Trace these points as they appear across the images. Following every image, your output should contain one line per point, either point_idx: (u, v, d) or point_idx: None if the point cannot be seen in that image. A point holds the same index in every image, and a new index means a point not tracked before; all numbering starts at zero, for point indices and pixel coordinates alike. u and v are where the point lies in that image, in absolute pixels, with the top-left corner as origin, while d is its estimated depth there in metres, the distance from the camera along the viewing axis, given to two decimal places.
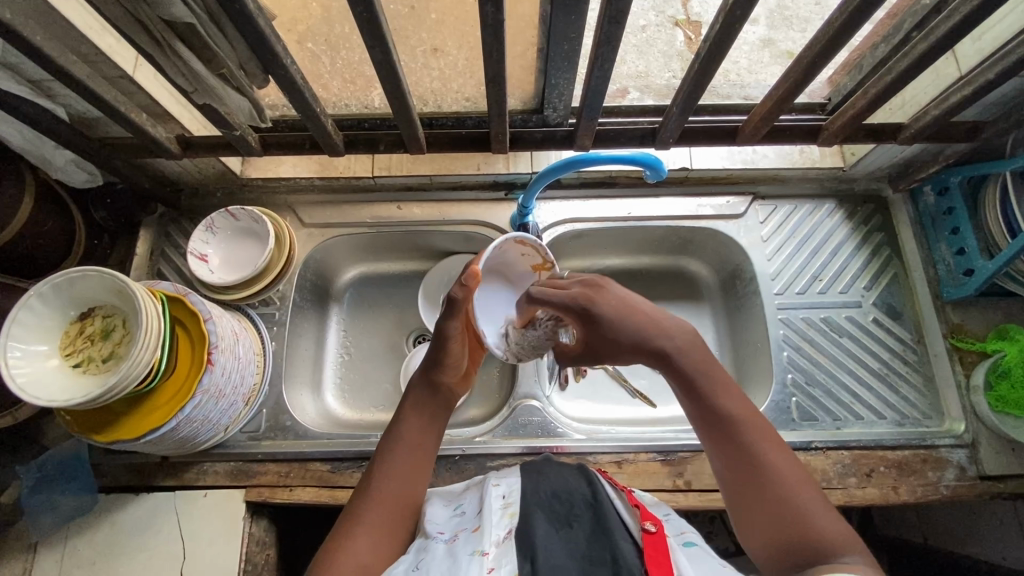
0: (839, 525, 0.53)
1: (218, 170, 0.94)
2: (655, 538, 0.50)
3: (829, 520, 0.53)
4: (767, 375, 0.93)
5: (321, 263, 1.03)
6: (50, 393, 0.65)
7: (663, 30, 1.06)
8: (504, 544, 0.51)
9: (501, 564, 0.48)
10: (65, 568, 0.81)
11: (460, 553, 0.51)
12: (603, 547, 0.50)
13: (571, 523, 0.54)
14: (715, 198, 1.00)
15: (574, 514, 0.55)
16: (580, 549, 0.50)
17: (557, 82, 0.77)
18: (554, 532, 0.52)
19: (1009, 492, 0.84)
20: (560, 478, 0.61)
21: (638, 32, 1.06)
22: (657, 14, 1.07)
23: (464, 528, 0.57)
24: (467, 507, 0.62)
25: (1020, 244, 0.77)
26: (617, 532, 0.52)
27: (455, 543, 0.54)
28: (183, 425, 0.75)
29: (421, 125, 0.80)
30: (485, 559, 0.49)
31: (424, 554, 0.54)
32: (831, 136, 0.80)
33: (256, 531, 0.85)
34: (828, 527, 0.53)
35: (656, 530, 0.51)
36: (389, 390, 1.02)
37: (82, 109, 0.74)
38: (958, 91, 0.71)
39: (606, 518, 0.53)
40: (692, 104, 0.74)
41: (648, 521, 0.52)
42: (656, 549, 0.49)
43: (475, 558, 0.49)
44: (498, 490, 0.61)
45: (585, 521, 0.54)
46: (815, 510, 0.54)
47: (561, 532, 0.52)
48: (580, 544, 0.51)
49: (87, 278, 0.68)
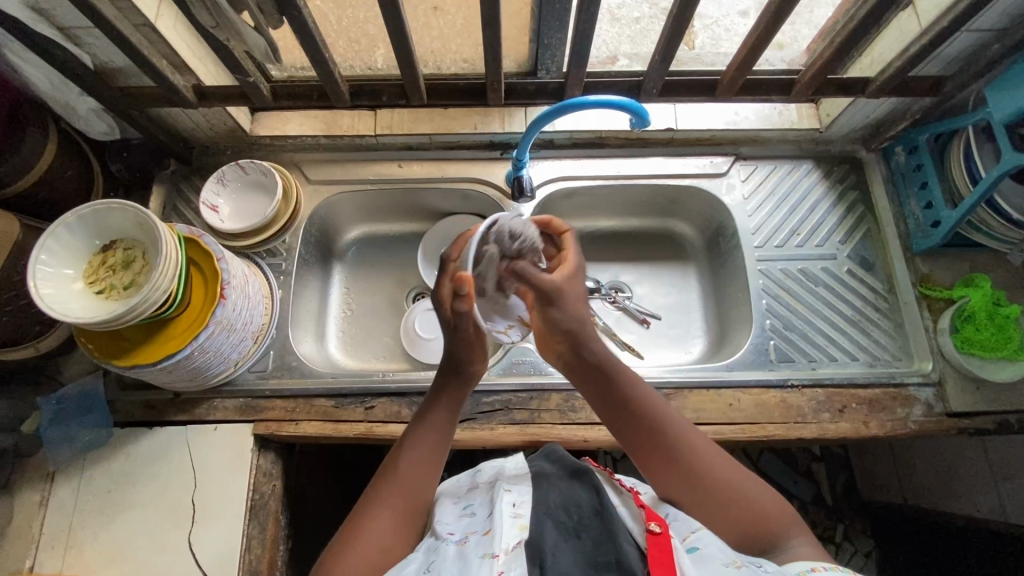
0: (780, 505, 0.63)
1: (228, 127, 1.00)
2: (659, 539, 0.53)
3: (769, 502, 0.63)
4: (748, 321, 0.98)
5: (327, 221, 1.07)
6: (75, 311, 0.71)
7: (657, 21, 1.03)
8: (514, 550, 0.54)
9: (511, 568, 0.52)
10: (83, 495, 0.86)
11: (471, 555, 0.55)
12: (609, 551, 0.53)
13: (579, 533, 0.57)
14: (699, 158, 1.06)
15: (583, 524, 0.58)
16: (588, 555, 0.54)
17: (549, 42, 0.85)
18: (563, 542, 0.55)
19: (975, 427, 0.89)
20: (568, 489, 0.64)
21: (631, 23, 1.04)
22: (651, 6, 1.04)
23: (474, 531, 0.60)
24: (476, 508, 0.66)
25: (980, 191, 0.82)
26: (625, 539, 0.55)
27: (466, 545, 0.58)
28: (197, 355, 0.80)
29: (421, 72, 0.86)
30: (494, 562, 0.53)
31: (436, 555, 0.58)
32: (804, 88, 0.89)
33: (263, 463, 0.89)
34: (772, 508, 0.62)
35: (661, 531, 0.54)
36: (389, 342, 1.07)
37: (108, 56, 0.81)
38: (917, 42, 0.80)
39: (613, 525, 0.56)
40: (671, 55, 0.81)
41: (654, 522, 0.55)
42: (660, 549, 0.51)
43: (485, 561, 0.54)
44: (509, 496, 0.62)
45: (594, 529, 0.57)
46: (762, 498, 0.63)
47: (570, 543, 0.55)
48: (587, 551, 0.54)
49: (113, 211, 0.75)
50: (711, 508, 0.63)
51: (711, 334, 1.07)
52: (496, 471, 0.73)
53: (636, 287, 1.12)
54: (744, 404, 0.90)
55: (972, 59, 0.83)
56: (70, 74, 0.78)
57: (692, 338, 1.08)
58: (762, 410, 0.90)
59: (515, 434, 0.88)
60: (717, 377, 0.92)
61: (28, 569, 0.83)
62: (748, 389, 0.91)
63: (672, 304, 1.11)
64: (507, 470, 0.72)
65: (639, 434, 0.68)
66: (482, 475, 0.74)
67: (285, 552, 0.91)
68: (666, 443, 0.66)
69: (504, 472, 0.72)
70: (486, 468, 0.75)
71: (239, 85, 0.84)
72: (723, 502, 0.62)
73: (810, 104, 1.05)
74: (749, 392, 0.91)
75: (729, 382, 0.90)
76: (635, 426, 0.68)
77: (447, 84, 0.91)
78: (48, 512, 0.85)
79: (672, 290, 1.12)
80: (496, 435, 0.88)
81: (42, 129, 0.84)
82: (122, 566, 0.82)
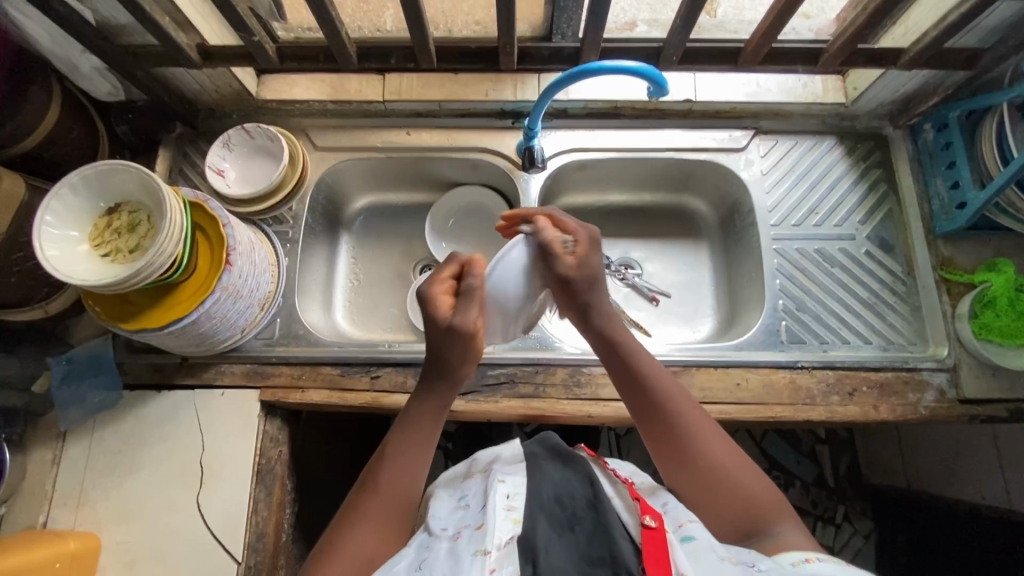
0: (776, 494, 0.64)
1: (234, 90, 0.97)
2: (654, 534, 0.52)
3: (768, 493, 0.64)
4: (760, 301, 0.96)
5: (334, 188, 1.06)
6: (80, 273, 0.70)
7: None
8: (506, 546, 0.54)
9: (503, 565, 0.52)
10: (94, 455, 0.88)
11: (463, 552, 0.55)
12: (603, 545, 0.54)
13: (573, 526, 0.57)
14: (718, 132, 1.02)
15: (576, 516, 0.58)
16: (582, 549, 0.54)
17: (566, 5, 0.80)
18: (556, 534, 0.55)
19: (987, 414, 0.88)
20: (562, 479, 0.64)
21: None
22: None
23: (467, 525, 0.60)
24: (470, 499, 0.65)
25: (1010, 174, 0.78)
26: (618, 531, 0.55)
27: (458, 541, 0.57)
28: (203, 320, 0.80)
29: (430, 34, 0.83)
30: (486, 559, 0.53)
31: (428, 552, 0.57)
32: (831, 58, 0.85)
33: (270, 429, 0.90)
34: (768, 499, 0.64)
35: (656, 525, 0.53)
36: (396, 313, 1.06)
37: (111, 11, 0.79)
38: (956, 10, 0.76)
39: (605, 517, 0.57)
40: (693, 19, 0.77)
41: (649, 516, 0.54)
42: (655, 545, 0.51)
43: (477, 558, 0.53)
44: (502, 485, 0.62)
45: (587, 523, 0.57)
46: (760, 491, 0.64)
47: (563, 536, 0.55)
48: (581, 545, 0.54)
49: (117, 171, 0.73)
50: (710, 495, 0.65)
51: (721, 312, 1.06)
52: (490, 459, 0.73)
53: (647, 264, 1.10)
54: (752, 384, 0.89)
55: (1013, 30, 0.79)
56: (73, 30, 0.76)
57: (702, 317, 1.06)
58: (770, 391, 0.89)
59: (520, 407, 0.88)
60: (726, 356, 0.91)
61: (41, 524, 0.85)
62: (757, 369, 0.90)
63: (683, 282, 1.09)
64: (502, 457, 0.72)
65: (654, 422, 0.70)
66: (477, 464, 0.74)
67: (292, 515, 0.93)
68: (676, 433, 0.68)
69: (500, 458, 0.72)
70: (482, 456, 0.75)
71: (244, 44, 0.82)
72: (722, 489, 0.64)
73: (837, 76, 1.01)
74: (758, 372, 0.90)
75: (737, 362, 0.89)
76: (656, 416, 0.70)
77: (458, 48, 0.88)
78: (60, 471, 0.87)
79: (683, 268, 1.10)
80: (500, 408, 0.88)
81: (45, 88, 0.82)
82: (132, 524, 0.85)
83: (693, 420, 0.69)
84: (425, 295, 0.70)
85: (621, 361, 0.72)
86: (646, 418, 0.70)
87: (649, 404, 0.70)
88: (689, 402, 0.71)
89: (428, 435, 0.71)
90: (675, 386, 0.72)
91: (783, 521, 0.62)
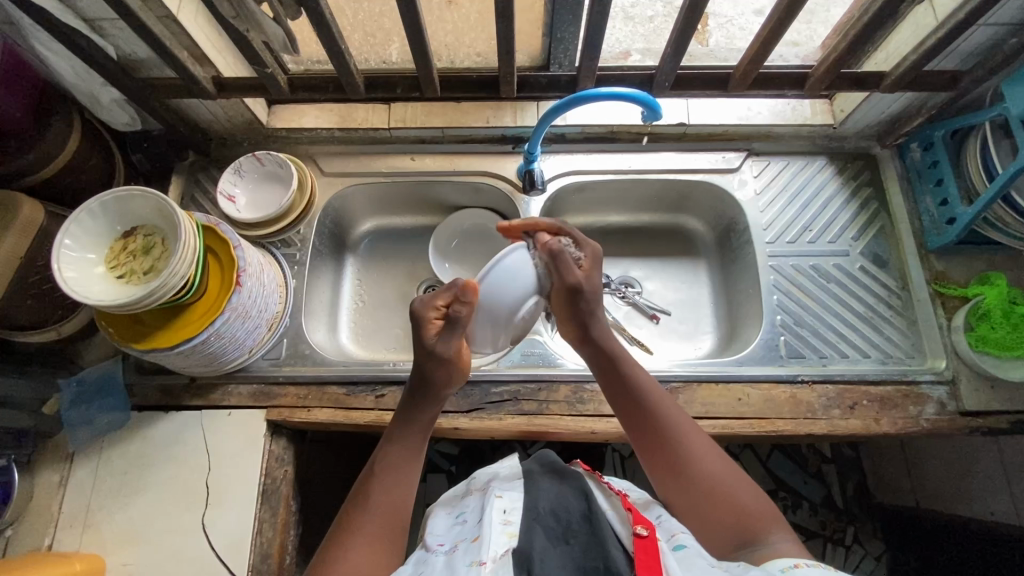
0: (764, 504, 0.64)
1: (246, 119, 1.02)
2: (646, 543, 0.52)
3: (756, 501, 0.65)
4: (758, 316, 0.98)
5: (340, 212, 1.09)
6: (96, 294, 0.73)
7: (670, 20, 1.03)
8: (502, 558, 0.54)
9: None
10: (100, 476, 0.88)
11: (459, 563, 0.56)
12: (597, 556, 0.54)
13: (568, 538, 0.58)
14: (712, 153, 1.06)
15: (572, 530, 0.59)
16: (576, 560, 0.54)
17: (562, 36, 0.85)
18: (551, 548, 0.56)
19: (988, 426, 0.88)
20: (558, 494, 0.64)
21: (645, 22, 1.03)
22: (664, 5, 1.04)
23: (463, 539, 0.61)
24: (468, 515, 0.66)
25: (996, 188, 0.80)
26: (611, 542, 0.55)
27: (454, 554, 0.58)
28: (212, 341, 0.82)
29: (434, 65, 0.87)
30: (480, 570, 0.53)
31: (425, 565, 0.58)
32: (817, 82, 0.89)
33: (275, 448, 0.90)
34: (756, 508, 0.64)
35: (648, 534, 0.53)
36: (399, 334, 1.08)
37: (132, 47, 0.83)
38: (934, 35, 0.80)
39: (600, 528, 0.57)
40: (683, 48, 0.82)
41: (641, 525, 0.54)
42: (646, 552, 0.51)
43: (473, 569, 0.54)
44: (500, 502, 0.63)
45: (582, 535, 0.57)
46: (748, 500, 0.65)
47: (559, 548, 0.56)
48: (577, 557, 0.55)
49: (134, 198, 0.77)
50: (698, 504, 0.66)
51: (721, 329, 1.07)
52: (489, 477, 0.73)
53: (646, 283, 1.12)
54: (753, 399, 0.90)
55: (989, 54, 0.83)
56: (95, 65, 0.80)
57: (703, 333, 1.08)
58: (771, 406, 0.89)
59: (523, 424, 0.89)
60: (726, 371, 0.92)
61: (47, 547, 0.85)
62: (758, 384, 0.91)
63: (682, 300, 1.11)
64: (500, 475, 0.73)
65: (645, 429, 0.71)
66: (475, 481, 0.75)
67: (296, 536, 0.92)
68: (665, 439, 0.70)
69: (498, 476, 0.72)
70: (480, 474, 0.75)
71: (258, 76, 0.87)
72: (710, 498, 0.65)
73: (824, 99, 1.05)
74: (759, 387, 0.91)
75: (738, 377, 0.90)
76: (645, 423, 0.71)
77: (460, 78, 0.93)
78: (67, 492, 0.88)
79: (683, 285, 1.12)
80: (503, 425, 0.89)
81: (66, 118, 0.86)
82: (137, 546, 0.84)
83: (679, 428, 0.70)
84: (416, 313, 0.70)
85: (617, 374, 0.74)
86: (636, 425, 0.72)
87: (640, 411, 0.72)
88: (676, 410, 0.72)
89: (414, 447, 0.72)
90: (664, 393, 0.74)
91: (772, 529, 0.61)
